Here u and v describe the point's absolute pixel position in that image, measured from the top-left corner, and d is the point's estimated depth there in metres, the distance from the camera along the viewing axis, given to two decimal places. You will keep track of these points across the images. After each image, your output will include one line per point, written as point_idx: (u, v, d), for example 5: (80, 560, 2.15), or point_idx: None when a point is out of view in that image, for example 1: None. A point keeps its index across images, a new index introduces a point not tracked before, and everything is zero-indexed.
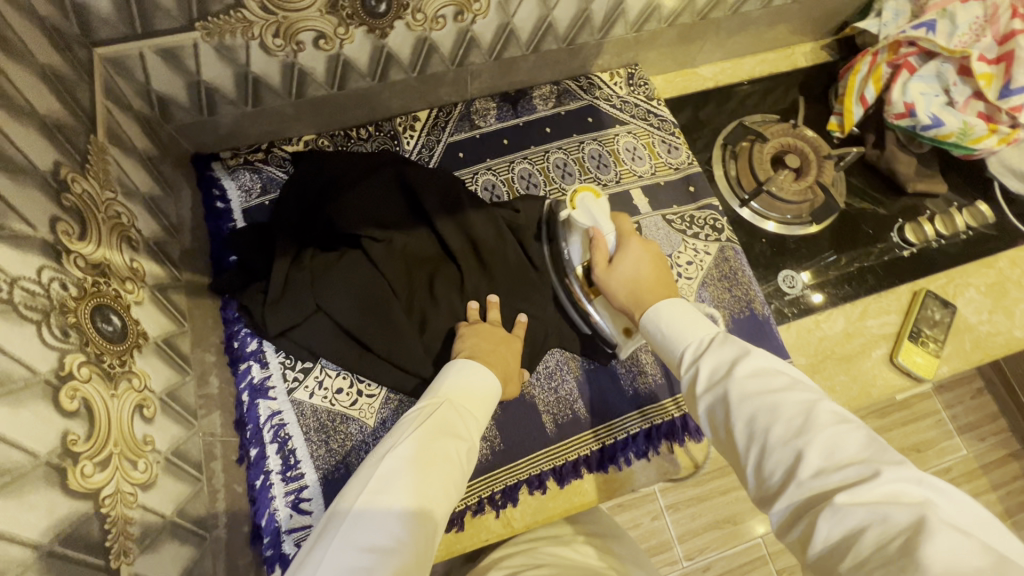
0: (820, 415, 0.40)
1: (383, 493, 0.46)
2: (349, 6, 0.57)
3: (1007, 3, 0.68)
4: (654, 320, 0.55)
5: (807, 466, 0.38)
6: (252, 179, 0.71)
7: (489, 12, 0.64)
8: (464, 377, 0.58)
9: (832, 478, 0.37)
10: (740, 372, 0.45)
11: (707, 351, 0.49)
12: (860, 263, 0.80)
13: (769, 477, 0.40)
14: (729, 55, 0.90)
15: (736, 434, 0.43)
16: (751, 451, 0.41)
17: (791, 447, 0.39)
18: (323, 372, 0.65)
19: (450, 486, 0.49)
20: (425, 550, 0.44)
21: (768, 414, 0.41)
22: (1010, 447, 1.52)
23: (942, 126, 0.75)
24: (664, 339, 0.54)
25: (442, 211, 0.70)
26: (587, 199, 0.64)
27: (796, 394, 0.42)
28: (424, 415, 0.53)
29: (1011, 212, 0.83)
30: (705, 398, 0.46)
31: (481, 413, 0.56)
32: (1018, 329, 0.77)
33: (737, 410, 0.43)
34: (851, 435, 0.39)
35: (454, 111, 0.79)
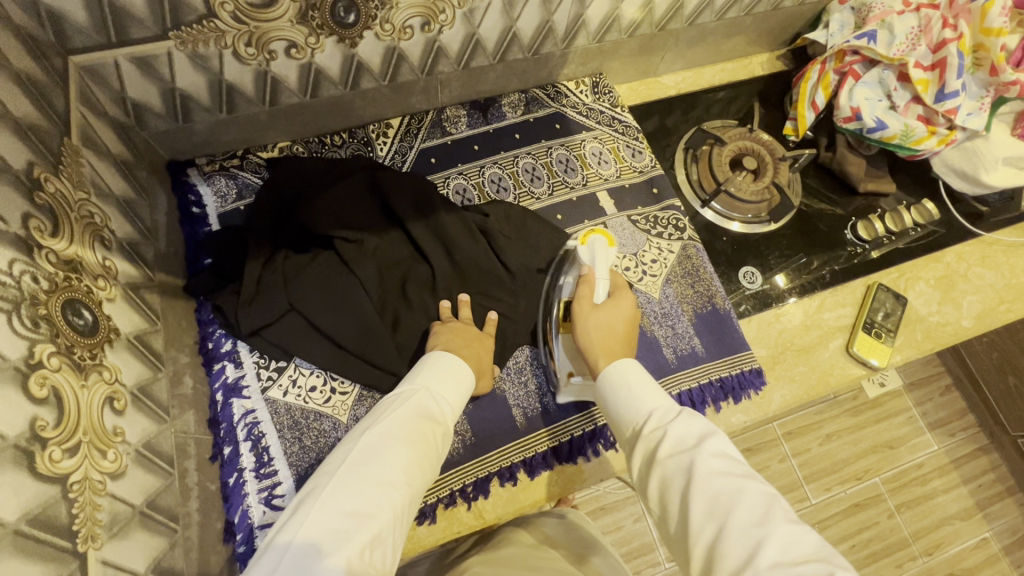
0: (776, 510, 0.44)
1: (364, 464, 0.49)
2: (319, 17, 0.60)
3: (938, 15, 0.74)
4: (616, 378, 0.58)
5: (765, 557, 0.40)
6: (228, 185, 0.73)
7: (454, 23, 0.67)
8: (444, 367, 0.61)
9: (787, 572, 0.39)
10: (706, 448, 0.48)
11: (671, 421, 0.52)
12: (831, 266, 0.83)
13: (722, 562, 0.42)
14: (690, 65, 0.94)
15: (694, 511, 0.46)
16: (708, 531, 0.44)
17: (752, 536, 0.42)
18: (296, 370, 0.66)
19: (424, 467, 0.53)
20: (400, 523, 0.48)
21: (731, 498, 0.44)
22: (978, 442, 1.57)
23: (886, 129, 0.79)
24: (626, 402, 0.57)
25: (414, 214, 0.72)
26: (598, 241, 0.70)
27: (757, 485, 0.46)
28: (403, 399, 0.57)
29: (955, 209, 0.88)
30: (665, 465, 0.49)
31: (459, 402, 0.60)
32: (965, 320, 0.81)
33: (700, 486, 0.46)
34: (805, 532, 0.42)
35: (425, 119, 0.82)
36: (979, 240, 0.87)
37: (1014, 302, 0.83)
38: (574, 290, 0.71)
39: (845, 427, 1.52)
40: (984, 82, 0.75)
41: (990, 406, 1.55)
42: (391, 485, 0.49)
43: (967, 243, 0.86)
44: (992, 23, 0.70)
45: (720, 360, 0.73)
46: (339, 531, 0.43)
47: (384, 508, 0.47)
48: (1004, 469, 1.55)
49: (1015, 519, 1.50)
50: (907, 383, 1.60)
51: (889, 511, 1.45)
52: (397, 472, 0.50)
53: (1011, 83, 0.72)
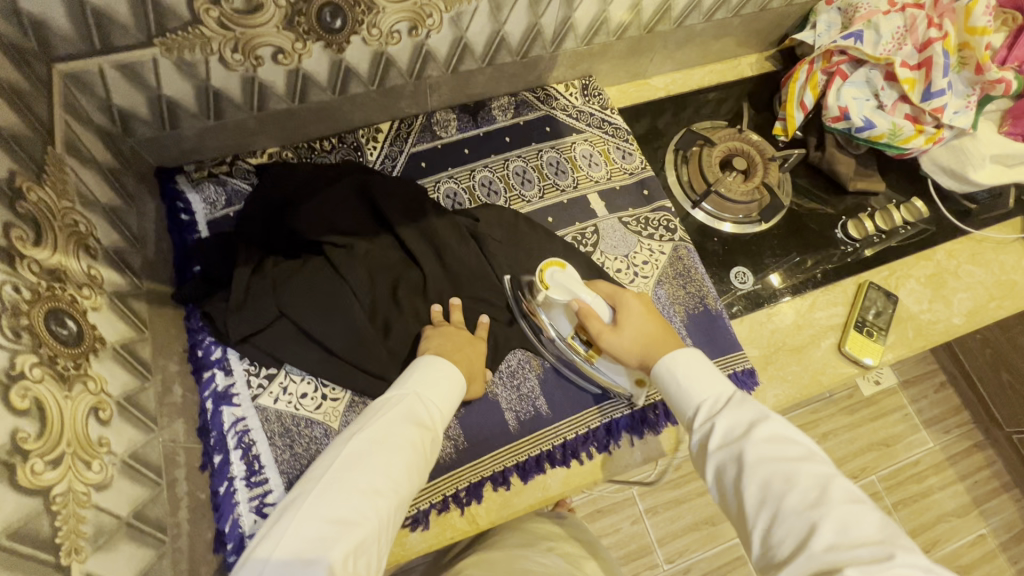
0: (833, 492, 0.44)
1: (350, 471, 0.49)
2: (305, 22, 0.59)
3: (923, 14, 0.74)
4: (666, 370, 0.59)
5: (820, 539, 0.41)
6: (218, 192, 0.72)
7: (442, 28, 0.67)
8: (434, 372, 0.60)
9: (845, 554, 0.39)
10: (757, 433, 0.49)
11: (722, 408, 0.53)
12: (823, 265, 0.83)
13: (778, 545, 0.43)
14: (679, 67, 0.94)
15: (747, 496, 0.46)
16: (762, 515, 0.45)
17: (807, 519, 0.42)
18: (287, 377, 0.66)
19: (411, 473, 0.53)
20: (385, 530, 0.48)
21: (783, 481, 0.45)
22: (973, 438, 1.58)
23: (874, 128, 0.80)
24: (678, 392, 0.57)
25: (404, 218, 0.72)
26: (555, 272, 0.67)
27: (813, 466, 0.46)
28: (391, 404, 0.57)
29: (944, 207, 0.89)
30: (716, 452, 0.50)
31: (448, 406, 0.60)
32: (956, 317, 0.81)
33: (753, 472, 0.47)
34: (865, 514, 0.42)
35: (415, 123, 0.82)
36: (969, 237, 0.87)
37: (1004, 298, 0.83)
38: (573, 322, 0.67)
39: (841, 426, 1.52)
40: (969, 82, 0.76)
41: (985, 402, 1.56)
42: (376, 492, 0.49)
43: (956, 240, 0.87)
44: (977, 22, 0.71)
45: (712, 361, 0.73)
46: (322, 538, 0.44)
47: (369, 514, 0.47)
48: (1000, 465, 1.56)
49: (1012, 514, 1.51)
50: (901, 380, 1.61)
51: (887, 509, 1.45)
52: (383, 478, 0.50)
53: (996, 82, 0.72)
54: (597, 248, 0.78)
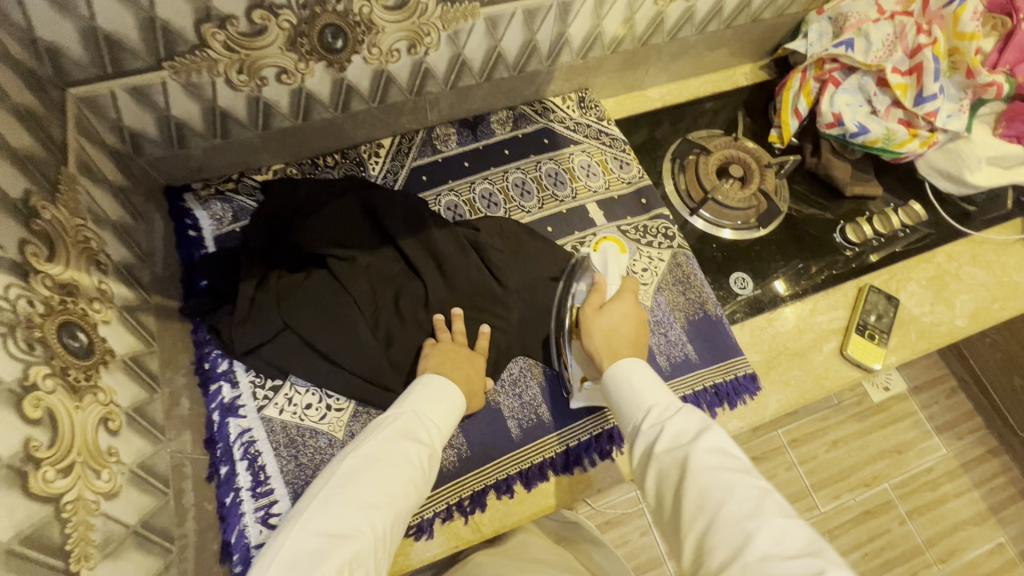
0: (769, 505, 0.46)
1: (344, 487, 0.52)
2: (308, 43, 0.62)
3: (912, 22, 0.76)
4: (616, 376, 0.60)
5: (754, 550, 0.44)
6: (224, 208, 0.74)
7: (440, 45, 0.69)
8: (432, 389, 0.62)
9: (776, 567, 0.42)
10: (702, 445, 0.51)
11: (669, 418, 0.55)
12: (827, 271, 0.84)
13: (712, 552, 0.46)
14: (675, 78, 0.96)
15: (685, 504, 0.49)
16: (700, 522, 0.47)
17: (741, 532, 0.45)
18: (292, 388, 0.67)
19: (409, 488, 0.54)
20: (383, 545, 0.49)
21: (722, 492, 0.48)
22: (987, 444, 1.55)
23: (868, 133, 0.80)
24: (628, 396, 0.59)
25: (406, 231, 0.74)
26: (610, 247, 0.79)
27: (750, 479, 0.48)
28: (388, 421, 0.58)
29: (943, 210, 0.89)
30: (660, 460, 0.52)
31: (448, 421, 0.61)
32: (958, 319, 0.81)
33: (694, 479, 0.49)
34: (795, 528, 0.45)
35: (416, 138, 0.84)
36: (969, 239, 0.87)
37: (1007, 300, 0.83)
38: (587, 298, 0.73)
39: (851, 433, 1.50)
40: (962, 86, 0.77)
41: (997, 407, 1.54)
42: (371, 506, 0.50)
43: (956, 243, 0.87)
44: (965, 28, 0.72)
45: (713, 366, 0.73)
46: (314, 552, 0.46)
47: (362, 529, 0.48)
48: (1016, 472, 1.53)
49: None
50: (911, 386, 1.59)
51: (901, 518, 1.43)
52: (377, 493, 0.51)
53: (988, 85, 0.73)
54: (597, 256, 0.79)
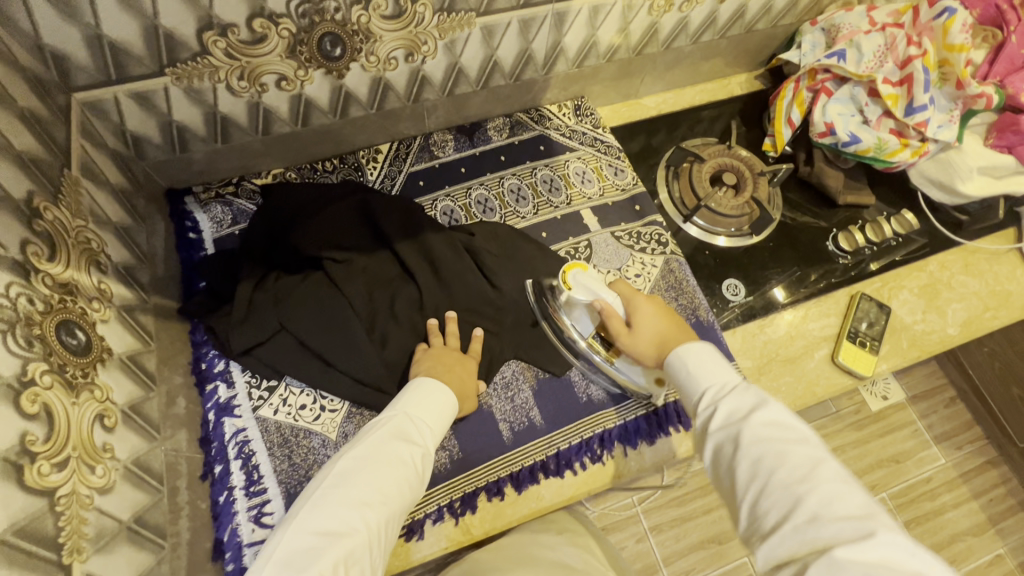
0: (823, 471, 0.45)
1: (339, 487, 0.52)
2: (307, 51, 0.63)
3: (903, 33, 0.77)
4: (678, 356, 0.60)
5: (805, 512, 0.43)
6: (224, 211, 0.76)
7: (437, 54, 0.71)
8: (424, 391, 0.62)
9: (827, 528, 0.42)
10: (755, 418, 0.50)
11: (724, 395, 0.54)
12: (827, 280, 0.84)
13: (764, 516, 0.45)
14: (670, 87, 0.97)
15: (740, 473, 0.48)
16: (752, 490, 0.47)
17: (794, 496, 0.44)
18: (287, 389, 0.68)
19: (403, 488, 0.55)
20: (378, 543, 0.50)
21: (775, 459, 0.47)
22: (986, 455, 1.55)
23: (859, 143, 0.81)
24: (686, 376, 0.58)
25: (402, 235, 0.75)
26: (578, 275, 0.69)
27: (806, 448, 0.47)
28: (382, 423, 0.59)
29: (935, 219, 0.89)
30: (716, 435, 0.52)
31: (441, 422, 0.62)
32: (950, 327, 0.82)
33: (747, 451, 0.48)
34: (851, 494, 0.44)
35: (414, 144, 0.85)
36: (961, 248, 0.88)
37: (999, 309, 0.84)
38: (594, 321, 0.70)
39: (849, 442, 1.50)
40: (952, 97, 0.77)
41: (996, 417, 1.53)
42: (365, 505, 0.51)
43: (948, 252, 0.88)
44: (954, 40, 0.73)
45: None
46: (309, 550, 0.46)
47: (356, 528, 0.49)
48: (1015, 483, 1.52)
49: None
50: (910, 395, 1.59)
51: None
52: (371, 492, 0.52)
53: (977, 96, 0.74)
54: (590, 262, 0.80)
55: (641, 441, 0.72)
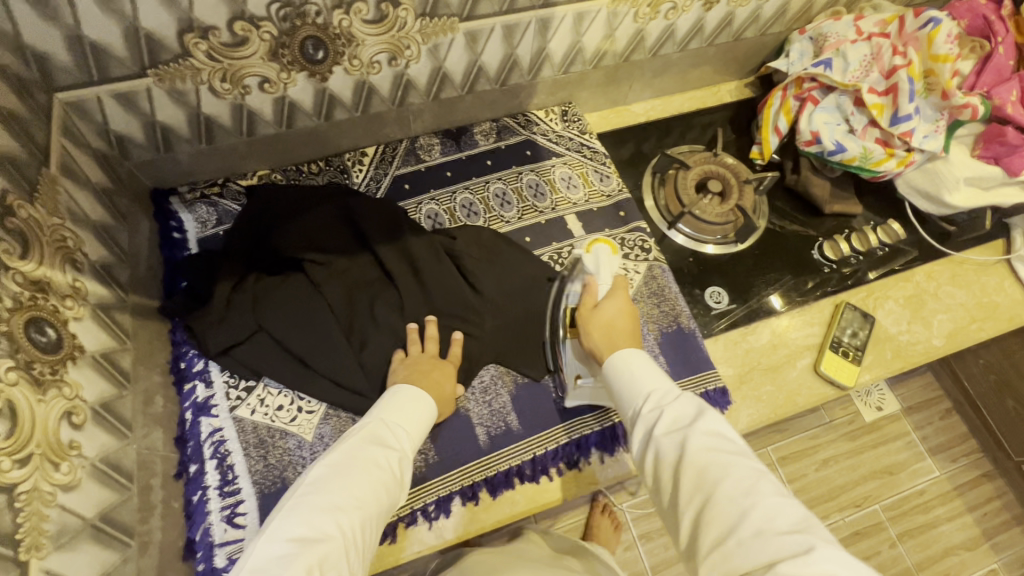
0: (763, 484, 0.46)
1: (311, 494, 0.51)
2: (289, 54, 0.64)
3: (888, 43, 0.77)
4: (615, 362, 0.60)
5: (751, 527, 0.44)
6: (209, 212, 0.76)
7: (420, 58, 0.71)
8: (399, 398, 0.62)
9: (774, 543, 0.42)
10: (700, 426, 0.51)
11: (669, 401, 0.55)
12: (820, 289, 0.84)
13: (711, 532, 0.46)
14: (659, 94, 0.97)
15: (683, 485, 0.49)
16: (700, 504, 0.47)
17: (737, 509, 0.45)
18: (265, 390, 0.68)
19: (379, 491, 0.54)
20: (354, 547, 0.49)
21: (720, 471, 0.47)
22: (982, 468, 1.53)
23: (845, 152, 0.81)
24: (626, 384, 0.58)
25: (383, 238, 0.75)
26: (603, 249, 0.73)
27: (746, 460, 0.48)
28: (355, 431, 0.58)
29: (922, 229, 0.89)
30: (659, 443, 0.52)
31: (417, 428, 0.61)
32: (935, 338, 0.82)
33: (692, 460, 0.49)
34: (791, 506, 0.45)
35: (400, 147, 0.85)
36: (949, 259, 0.87)
37: (985, 320, 0.84)
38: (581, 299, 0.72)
39: (842, 452, 1.49)
40: (938, 107, 0.77)
41: (993, 430, 1.51)
42: (340, 509, 0.50)
43: (936, 262, 0.87)
44: (939, 50, 0.73)
45: (686, 379, 0.74)
46: (281, 557, 0.45)
47: (333, 532, 0.48)
48: (1010, 497, 1.51)
49: None
50: (904, 407, 1.58)
51: (891, 541, 1.41)
52: (345, 496, 0.51)
53: (963, 106, 0.74)
54: None
55: (619, 448, 0.71)
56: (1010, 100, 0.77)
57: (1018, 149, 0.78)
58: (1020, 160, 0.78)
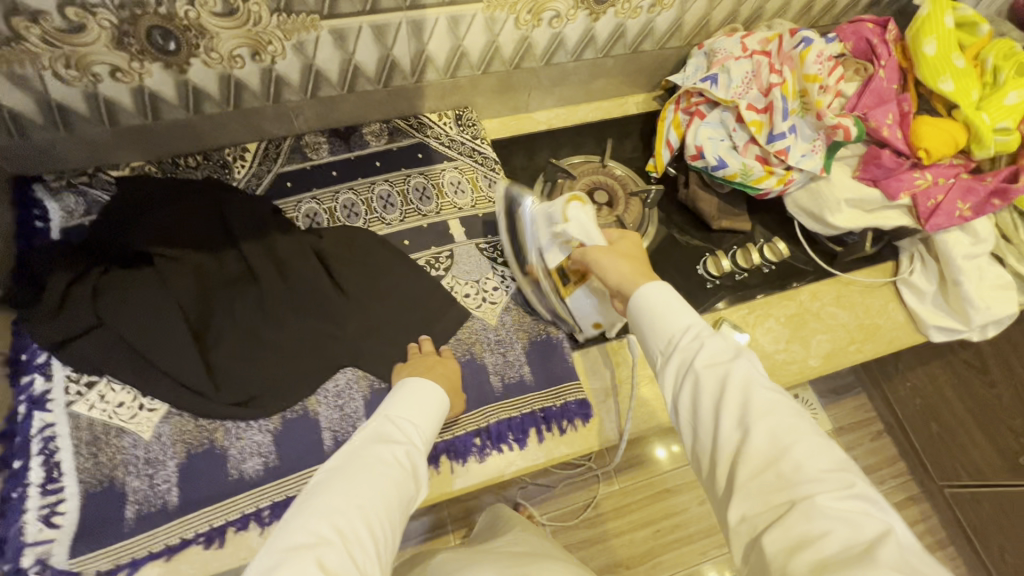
0: (804, 422, 0.48)
1: (313, 498, 0.51)
2: (137, 44, 0.63)
3: (767, 61, 0.79)
4: (647, 296, 0.58)
5: (789, 460, 0.45)
6: (76, 201, 0.74)
7: (286, 55, 0.70)
8: (406, 393, 0.64)
9: (811, 475, 0.44)
10: (741, 363, 0.51)
11: (707, 335, 0.54)
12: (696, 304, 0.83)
13: (745, 457, 0.47)
14: (562, 103, 0.97)
15: (726, 418, 0.49)
16: (736, 433, 0.49)
17: (779, 444, 0.46)
18: (107, 385, 0.66)
19: (389, 486, 0.53)
20: (361, 542, 0.48)
21: (761, 407, 0.49)
22: (909, 491, 1.51)
23: (727, 167, 0.80)
24: (658, 316, 0.57)
25: (248, 235, 0.74)
26: (578, 210, 0.70)
27: (785, 399, 0.50)
28: (363, 432, 0.60)
29: (809, 249, 0.89)
30: (700, 373, 0.52)
31: (423, 421, 0.62)
32: (812, 358, 0.81)
33: (734, 394, 0.50)
34: (830, 445, 0.47)
35: (284, 144, 0.84)
36: (835, 280, 0.88)
37: (864, 342, 0.84)
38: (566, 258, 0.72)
39: None
40: (814, 127, 0.77)
41: (919, 454, 1.48)
42: (342, 510, 0.49)
43: (821, 282, 0.87)
44: (810, 70, 0.74)
45: (545, 391, 0.74)
46: (278, 564, 0.44)
47: (333, 531, 0.47)
48: (937, 521, 1.48)
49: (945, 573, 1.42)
50: (835, 427, 1.57)
51: None
52: (348, 495, 0.51)
53: (835, 127, 0.74)
54: (449, 272, 0.79)
55: (471, 457, 0.69)
56: (886, 123, 0.78)
57: (894, 173, 0.79)
58: (895, 183, 0.79)
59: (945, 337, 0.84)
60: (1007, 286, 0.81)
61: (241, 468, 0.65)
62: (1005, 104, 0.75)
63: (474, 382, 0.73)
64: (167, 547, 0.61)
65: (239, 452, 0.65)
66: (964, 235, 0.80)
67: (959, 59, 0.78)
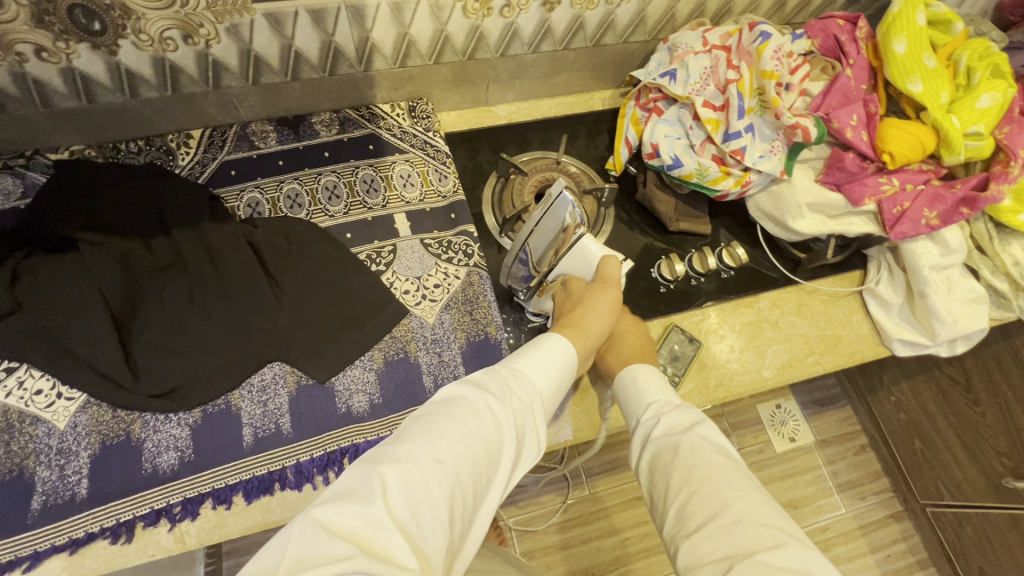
0: (748, 485, 0.51)
1: (413, 438, 0.46)
2: (59, 23, 0.61)
3: (726, 56, 0.76)
4: (625, 377, 0.66)
5: (729, 516, 0.48)
6: (14, 184, 0.71)
7: (220, 38, 0.69)
8: (536, 358, 0.58)
9: (748, 530, 0.46)
10: (696, 432, 0.56)
11: (667, 411, 0.60)
12: (647, 308, 0.80)
13: (692, 516, 0.50)
14: (524, 97, 0.94)
15: (674, 480, 0.53)
16: (683, 492, 0.52)
17: (720, 500, 0.49)
18: (27, 371, 0.64)
19: (486, 452, 0.47)
20: (441, 512, 0.42)
21: (707, 468, 0.52)
22: (890, 508, 1.41)
23: (682, 167, 0.78)
24: (633, 393, 0.65)
25: (181, 223, 0.72)
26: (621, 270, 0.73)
27: (734, 465, 0.53)
28: (487, 376, 0.54)
29: (771, 255, 0.86)
30: (655, 443, 0.58)
31: (544, 392, 0.56)
32: (766, 369, 0.78)
33: (684, 457, 0.54)
34: (774, 509, 0.48)
35: (229, 132, 0.81)
36: (798, 288, 0.84)
37: (824, 353, 0.80)
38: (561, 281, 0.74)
39: None
40: (774, 126, 0.74)
41: (901, 470, 1.38)
42: (435, 463, 0.44)
43: (784, 290, 0.84)
44: (767, 66, 0.71)
45: None
46: (358, 499, 0.40)
47: (416, 483, 0.42)
48: (918, 540, 1.39)
49: None
50: (818, 439, 1.46)
51: None
52: (445, 451, 0.45)
53: (793, 127, 0.70)
54: (390, 268, 0.77)
55: None
56: (849, 125, 0.73)
57: (856, 178, 0.75)
58: (858, 189, 0.74)
59: (909, 352, 0.81)
60: (978, 299, 0.77)
61: (155, 462, 0.63)
62: (977, 108, 0.71)
63: (404, 381, 0.71)
64: (70, 541, 0.60)
65: (154, 445, 0.64)
66: (932, 244, 0.76)
67: (930, 59, 0.74)
